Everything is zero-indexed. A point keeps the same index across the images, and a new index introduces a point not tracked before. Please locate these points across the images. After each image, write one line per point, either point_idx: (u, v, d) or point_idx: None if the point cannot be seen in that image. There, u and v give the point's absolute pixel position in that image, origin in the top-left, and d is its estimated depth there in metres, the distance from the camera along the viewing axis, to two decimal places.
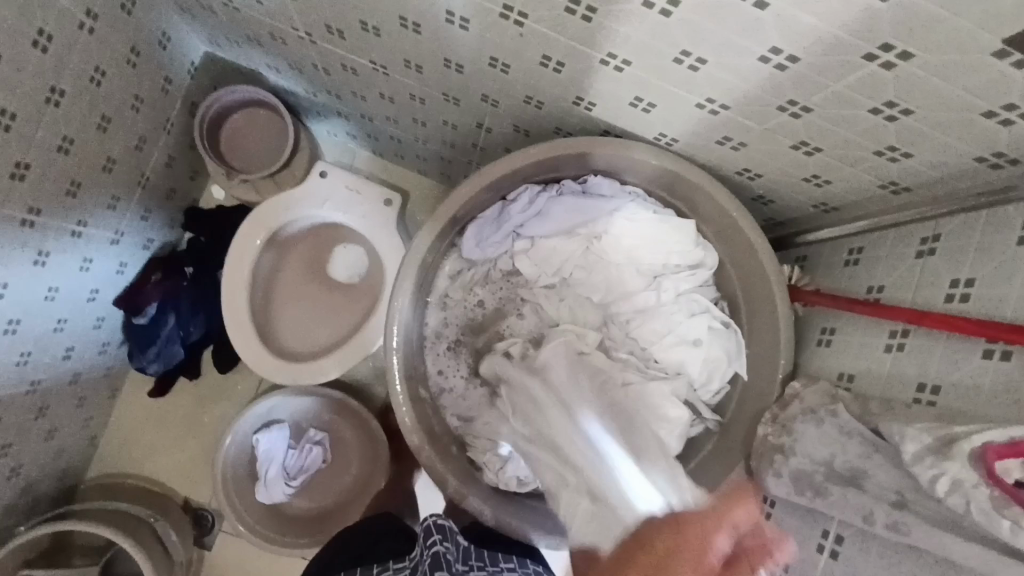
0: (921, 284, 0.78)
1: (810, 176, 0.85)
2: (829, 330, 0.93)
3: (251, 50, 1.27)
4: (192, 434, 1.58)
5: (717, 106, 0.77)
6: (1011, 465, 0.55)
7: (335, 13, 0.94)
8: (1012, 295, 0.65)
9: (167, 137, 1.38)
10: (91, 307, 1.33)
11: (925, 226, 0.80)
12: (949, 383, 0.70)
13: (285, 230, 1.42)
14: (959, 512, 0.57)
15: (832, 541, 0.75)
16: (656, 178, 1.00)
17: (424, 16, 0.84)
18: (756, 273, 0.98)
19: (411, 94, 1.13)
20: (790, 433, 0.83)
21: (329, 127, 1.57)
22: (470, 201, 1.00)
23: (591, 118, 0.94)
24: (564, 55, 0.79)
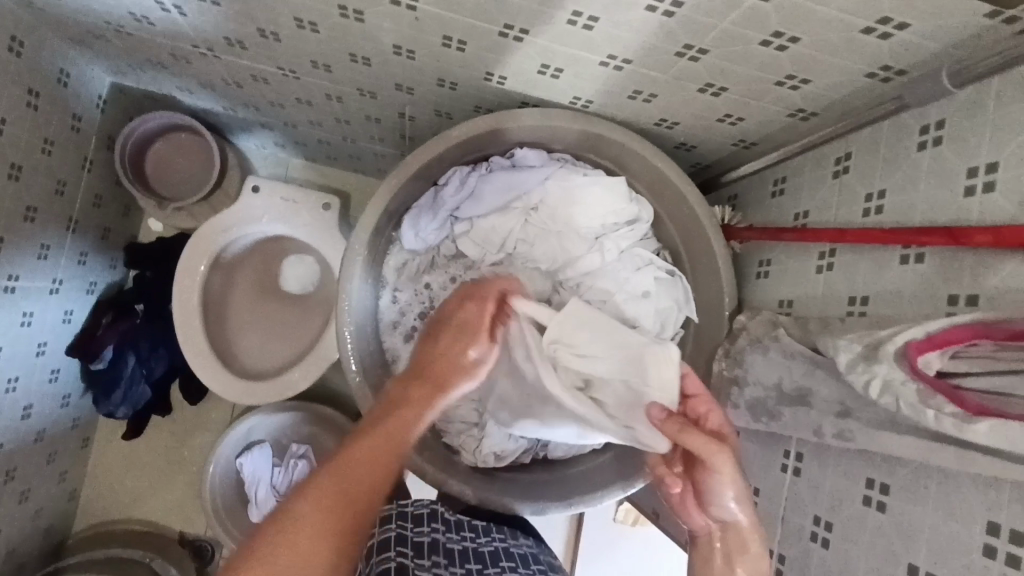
0: (840, 202, 0.81)
1: (724, 116, 0.88)
2: (766, 261, 0.96)
3: (159, 75, 1.24)
4: (174, 469, 1.57)
5: (620, 62, 0.79)
6: (931, 358, 0.56)
7: (230, 26, 0.92)
8: (919, 198, 0.69)
9: (90, 176, 1.35)
10: (42, 361, 1.30)
11: (835, 147, 0.83)
12: (875, 292, 0.73)
13: (227, 252, 1.39)
14: (893, 410, 0.58)
15: (793, 459, 0.79)
16: (581, 141, 1.01)
17: (319, 15, 0.82)
18: (690, 218, 1.03)
19: (328, 94, 1.12)
20: (742, 365, 0.86)
21: (256, 140, 1.54)
22: (402, 191, 1.00)
23: (506, 91, 0.95)
24: (464, 33, 0.79)
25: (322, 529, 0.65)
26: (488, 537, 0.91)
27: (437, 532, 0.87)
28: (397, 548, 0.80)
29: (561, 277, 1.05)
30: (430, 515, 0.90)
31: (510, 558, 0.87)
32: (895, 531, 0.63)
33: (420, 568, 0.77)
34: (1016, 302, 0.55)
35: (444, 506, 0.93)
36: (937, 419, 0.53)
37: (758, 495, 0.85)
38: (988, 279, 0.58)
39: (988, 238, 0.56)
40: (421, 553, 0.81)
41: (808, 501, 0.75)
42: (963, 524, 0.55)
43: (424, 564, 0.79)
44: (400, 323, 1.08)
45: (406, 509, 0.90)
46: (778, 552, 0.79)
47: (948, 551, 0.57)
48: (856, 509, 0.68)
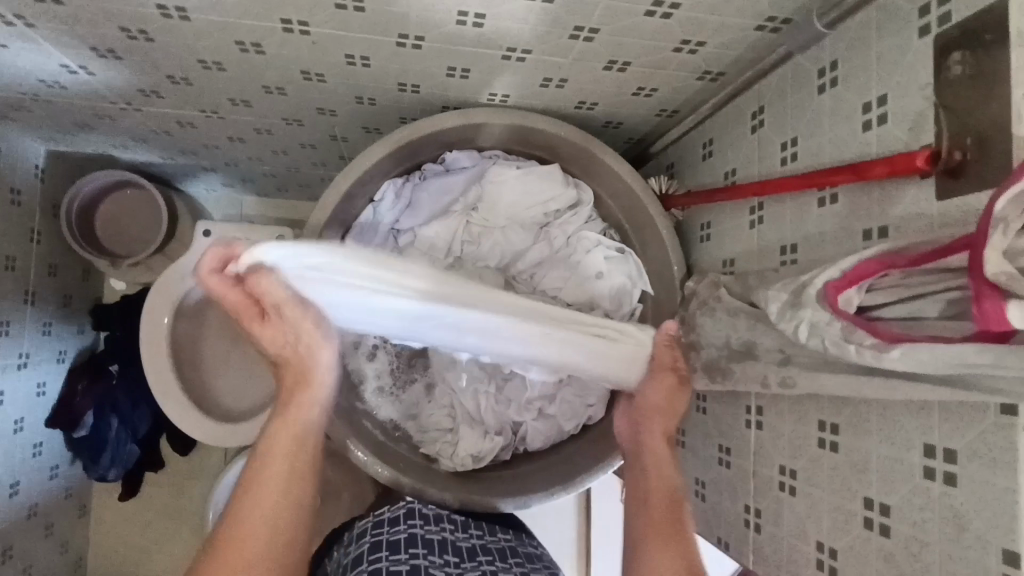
0: (761, 155, 0.82)
1: (638, 89, 0.89)
2: (707, 224, 0.97)
3: (89, 136, 1.24)
4: (177, 521, 1.57)
5: (521, 53, 0.79)
6: (850, 295, 0.56)
7: (140, 78, 0.91)
8: (825, 140, 0.70)
9: (40, 247, 1.35)
10: (22, 437, 1.30)
11: (751, 102, 0.83)
12: (802, 238, 0.74)
13: (189, 299, 1.39)
14: (822, 351, 0.59)
15: (754, 414, 0.80)
16: (508, 136, 1.02)
17: (220, 54, 0.82)
18: (628, 193, 1.04)
19: (257, 129, 1.13)
20: (694, 329, 0.87)
21: (204, 185, 1.55)
22: (340, 213, 1.00)
23: (424, 99, 0.96)
24: (363, 49, 0.79)
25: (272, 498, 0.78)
26: (467, 532, 0.92)
27: (415, 527, 0.89)
28: (371, 556, 0.81)
29: (512, 272, 1.08)
30: (406, 514, 0.92)
31: (488, 552, 0.88)
32: (849, 468, 0.63)
33: (395, 564, 0.79)
34: (919, 226, 0.56)
35: (421, 503, 0.95)
36: (858, 353, 0.53)
37: (729, 454, 0.86)
38: (893, 209, 0.59)
39: (885, 169, 0.57)
40: (396, 550, 0.82)
41: (772, 451, 0.76)
42: (904, 450, 0.56)
43: (399, 559, 0.81)
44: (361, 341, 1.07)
45: (382, 516, 0.92)
46: (753, 506, 0.79)
47: (896, 479, 0.57)
48: (813, 453, 0.69)
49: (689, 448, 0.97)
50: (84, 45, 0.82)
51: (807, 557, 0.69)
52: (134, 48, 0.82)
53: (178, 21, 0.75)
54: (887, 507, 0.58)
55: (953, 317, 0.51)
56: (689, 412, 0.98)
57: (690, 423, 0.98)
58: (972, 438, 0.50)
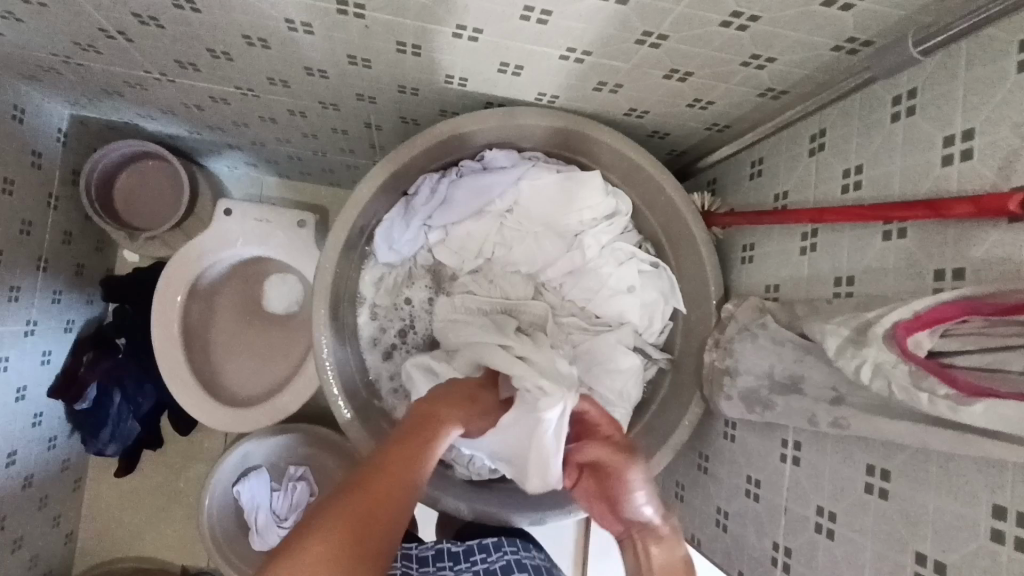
0: (818, 181, 0.79)
1: (694, 101, 0.86)
2: (749, 246, 0.94)
3: (117, 104, 1.20)
4: (171, 502, 1.54)
5: (580, 54, 0.76)
6: (921, 337, 0.54)
7: (179, 48, 0.88)
8: (896, 172, 0.66)
9: (56, 213, 1.31)
10: (22, 407, 1.27)
11: (811, 124, 0.81)
12: (860, 271, 0.70)
13: (203, 279, 1.36)
14: (885, 394, 0.56)
15: (791, 448, 0.77)
16: (551, 139, 0.99)
17: (265, 31, 0.79)
18: (669, 208, 1.01)
19: (291, 110, 1.10)
20: (733, 355, 0.84)
21: (227, 162, 1.52)
22: (371, 204, 0.97)
23: (469, 93, 0.92)
24: (416, 37, 0.76)
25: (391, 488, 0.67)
26: (499, 551, 0.90)
27: (444, 567, 0.85)
28: None
29: (542, 279, 1.06)
30: (435, 554, 0.88)
31: (523, 569, 0.86)
32: (899, 518, 0.60)
33: None
34: (1002, 271, 0.53)
35: (448, 541, 0.91)
36: (931, 402, 0.50)
37: (759, 487, 0.83)
38: (972, 251, 0.56)
39: (970, 208, 0.54)
40: None
41: (810, 490, 0.73)
42: (967, 507, 0.53)
43: None
44: (380, 338, 1.05)
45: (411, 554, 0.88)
46: (783, 545, 0.76)
47: (955, 536, 0.54)
48: (858, 497, 0.66)
49: (713, 476, 0.94)
50: (127, 10, 0.78)
51: None
52: (177, 18, 0.79)
53: None
54: (944, 565, 0.55)
55: None
56: (715, 438, 0.95)
57: (715, 449, 0.94)
58: None
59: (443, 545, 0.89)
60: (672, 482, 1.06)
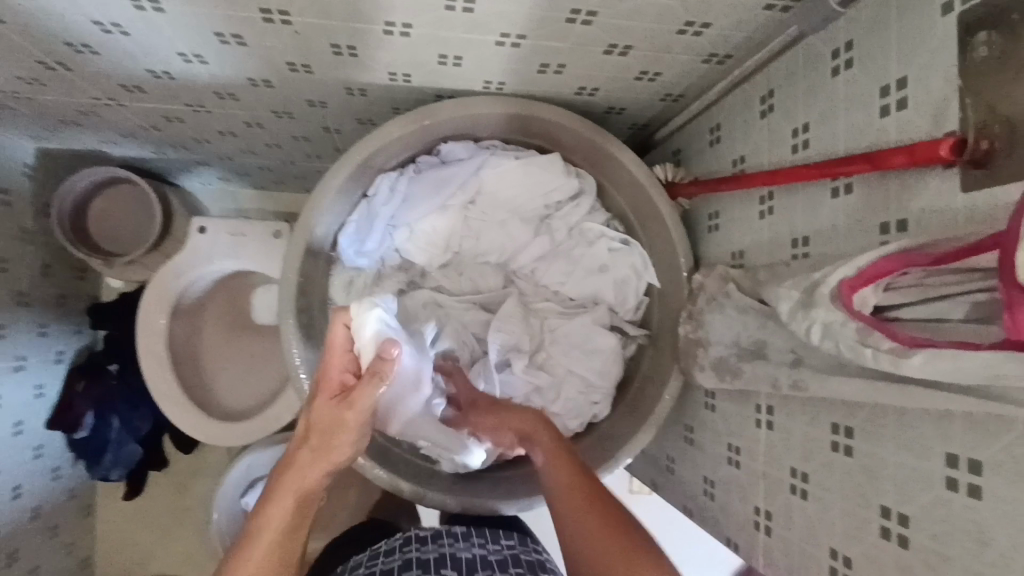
0: (770, 142, 0.78)
1: (641, 74, 0.85)
2: (714, 215, 0.93)
3: (76, 132, 1.20)
4: (181, 519, 1.57)
5: (515, 38, 0.75)
6: (866, 294, 0.53)
7: (121, 72, 0.88)
8: (840, 127, 0.65)
9: (32, 247, 1.32)
10: (21, 440, 1.29)
11: (760, 86, 0.79)
12: (814, 231, 0.70)
13: (185, 298, 1.36)
14: (837, 354, 0.56)
15: (764, 413, 0.77)
16: (506, 126, 0.99)
17: (201, 46, 0.79)
18: (632, 183, 1.00)
19: (246, 122, 1.09)
20: (703, 325, 0.83)
21: (199, 178, 1.52)
22: (332, 209, 0.97)
23: (416, 88, 0.92)
24: (349, 38, 0.75)
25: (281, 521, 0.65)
26: (468, 541, 0.87)
27: (411, 552, 0.82)
28: None
29: (513, 267, 1.05)
30: (403, 542, 0.85)
31: (488, 564, 0.82)
32: (864, 474, 0.60)
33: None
34: (942, 219, 0.52)
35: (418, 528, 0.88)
36: (875, 357, 0.50)
37: (739, 454, 0.83)
38: (913, 202, 0.55)
39: (906, 159, 0.53)
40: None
41: (783, 453, 0.73)
42: (925, 458, 0.53)
43: None
44: None
45: (379, 549, 0.86)
46: (763, 508, 0.76)
47: (915, 488, 0.54)
48: (826, 456, 0.66)
49: (697, 447, 0.94)
50: (60, 40, 0.78)
51: (820, 563, 0.66)
52: (110, 43, 0.78)
53: (153, 13, 0.71)
54: (906, 517, 0.55)
55: (980, 320, 0.47)
56: (697, 409, 0.95)
57: (699, 420, 0.94)
58: (1000, 449, 0.46)
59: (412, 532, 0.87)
60: (662, 455, 1.06)
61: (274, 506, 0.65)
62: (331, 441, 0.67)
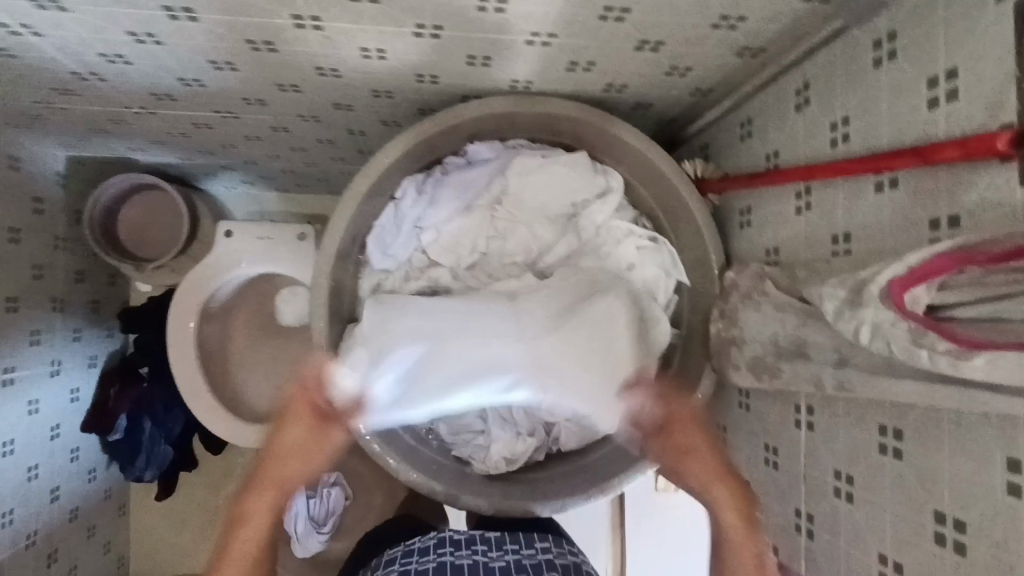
0: (807, 137, 0.76)
1: (671, 69, 0.84)
2: (746, 210, 0.91)
3: (106, 140, 1.22)
4: (212, 519, 1.59)
5: (546, 37, 0.74)
6: (918, 293, 0.52)
7: (152, 80, 0.88)
8: (883, 121, 0.64)
9: (65, 254, 1.34)
10: (59, 444, 1.31)
11: (795, 79, 0.78)
12: (856, 226, 0.68)
13: (213, 304, 1.37)
14: (887, 354, 0.54)
15: (805, 413, 0.75)
16: (533, 125, 0.98)
17: (231, 54, 0.79)
18: (661, 181, 0.99)
19: (273, 127, 1.10)
20: (738, 324, 0.82)
21: (225, 183, 1.53)
22: (361, 212, 0.97)
23: (443, 89, 0.91)
24: (379, 42, 0.75)
25: (253, 541, 0.83)
26: (501, 549, 0.86)
27: (446, 556, 0.83)
28: None
29: (541, 266, 1.03)
30: (437, 544, 0.86)
31: (523, 569, 0.82)
32: (916, 476, 0.58)
33: None
34: (999, 214, 0.51)
35: (452, 529, 0.88)
36: (931, 359, 0.48)
37: (777, 454, 0.81)
38: (965, 197, 0.54)
39: (958, 153, 0.52)
40: None
41: (826, 455, 0.71)
42: (982, 461, 0.51)
43: None
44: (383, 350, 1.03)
45: (413, 547, 0.86)
46: (804, 511, 0.75)
47: (972, 493, 0.53)
48: (873, 457, 0.64)
49: (732, 447, 0.93)
50: (93, 51, 0.78)
51: (868, 569, 0.65)
52: (143, 52, 0.79)
53: (184, 22, 0.71)
54: (962, 523, 0.53)
55: None
56: (731, 408, 0.93)
57: (733, 419, 0.93)
58: None
59: (446, 534, 0.87)
60: None
61: (250, 524, 0.83)
62: (299, 458, 0.86)
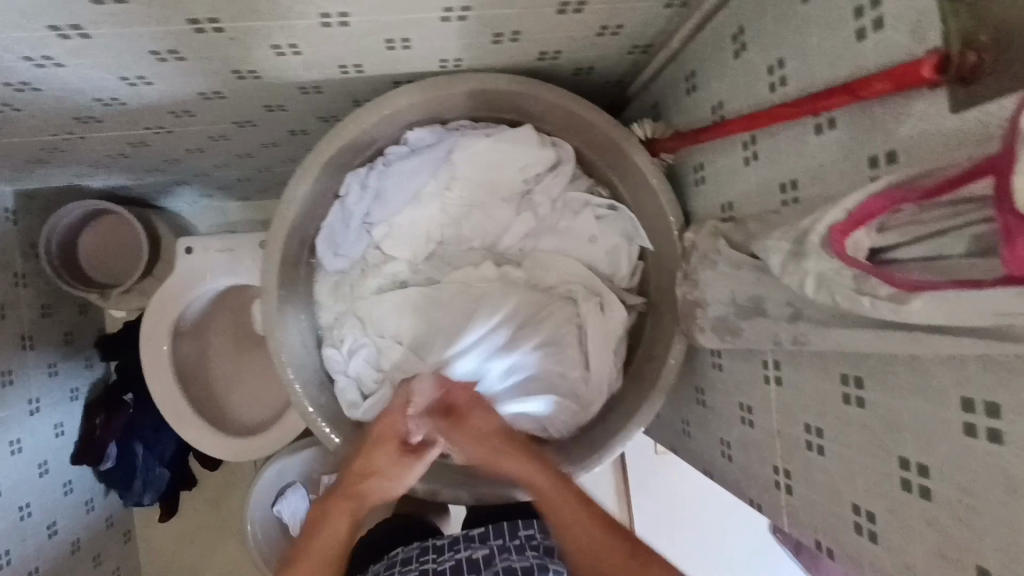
0: (748, 83, 0.73)
1: (602, 29, 0.80)
2: (700, 166, 0.88)
3: (49, 170, 1.19)
4: (218, 533, 1.60)
5: (460, 11, 0.71)
6: (859, 238, 0.50)
7: (69, 105, 0.85)
8: (817, 58, 0.60)
9: (28, 290, 1.32)
10: (50, 479, 1.31)
11: (730, 23, 0.74)
12: (802, 172, 0.65)
13: (185, 321, 1.35)
14: (834, 304, 0.52)
15: (772, 369, 0.73)
16: (473, 104, 0.94)
17: (140, 67, 0.75)
18: (611, 145, 0.96)
19: (211, 137, 1.06)
20: (699, 285, 0.80)
21: (184, 198, 1.51)
22: (307, 214, 0.94)
23: (371, 77, 0.88)
24: (288, 37, 0.71)
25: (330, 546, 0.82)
26: (484, 542, 0.86)
27: (427, 562, 0.83)
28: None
29: (501, 249, 1.01)
30: (420, 553, 0.87)
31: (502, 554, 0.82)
32: (880, 424, 0.57)
33: None
34: (934, 145, 0.48)
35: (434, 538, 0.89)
36: (874, 306, 0.46)
37: (752, 413, 0.80)
38: (901, 130, 0.51)
39: (886, 84, 0.49)
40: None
41: (797, 409, 0.70)
42: (939, 404, 0.50)
43: None
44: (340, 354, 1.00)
45: (396, 558, 0.88)
46: (782, 467, 0.74)
47: (933, 437, 0.51)
48: (839, 408, 0.62)
49: (710, 407, 0.91)
50: None
51: (844, 520, 0.63)
52: (48, 77, 0.75)
53: (79, 41, 0.67)
54: (926, 467, 0.52)
55: (982, 254, 0.42)
56: (706, 370, 0.91)
57: (708, 381, 0.91)
58: (1018, 390, 0.42)
59: (429, 542, 0.89)
60: (677, 419, 1.03)
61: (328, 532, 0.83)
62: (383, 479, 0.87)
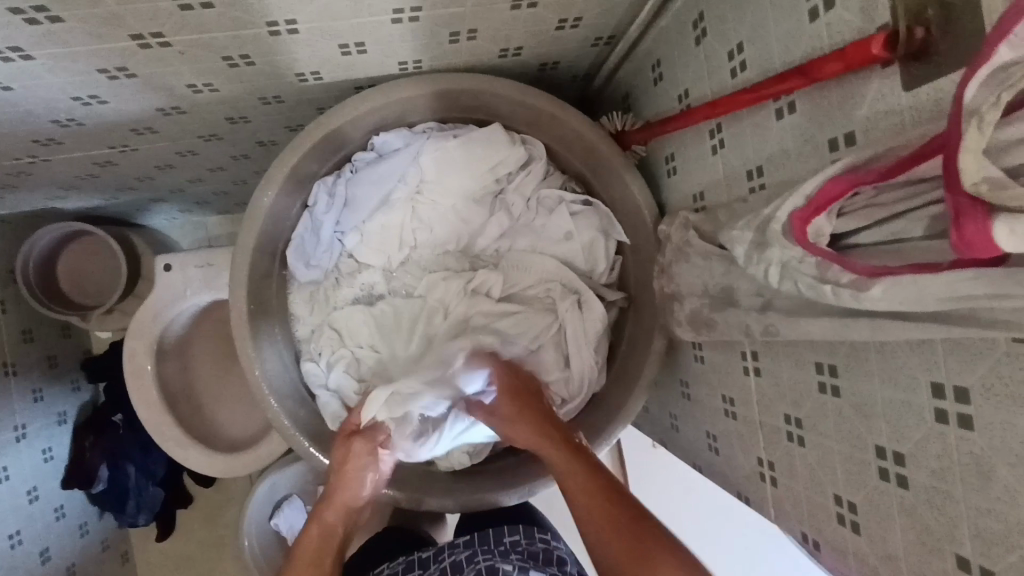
0: (710, 70, 0.71)
1: (561, 22, 0.79)
2: (670, 157, 0.87)
3: (19, 195, 1.17)
4: (216, 550, 1.59)
5: (412, 12, 0.69)
6: (820, 223, 0.48)
7: (25, 128, 0.84)
8: (774, 40, 0.59)
9: (7, 316, 1.31)
10: (40, 505, 1.30)
11: (689, 11, 0.72)
12: (766, 158, 0.63)
13: (167, 339, 1.34)
14: (798, 293, 0.51)
15: (750, 359, 0.72)
16: (438, 105, 0.93)
17: (91, 86, 0.74)
18: (581, 140, 0.94)
19: (178, 153, 1.05)
20: (674, 277, 0.79)
21: (162, 215, 1.49)
22: (276, 226, 0.93)
23: (331, 84, 0.86)
24: (239, 47, 0.70)
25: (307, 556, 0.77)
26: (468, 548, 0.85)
27: None
28: None
29: (476, 251, 1.00)
30: (406, 567, 0.85)
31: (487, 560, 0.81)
32: (855, 413, 0.55)
33: None
34: (890, 125, 0.46)
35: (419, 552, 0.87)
36: (836, 294, 0.45)
37: (734, 405, 0.78)
38: (857, 111, 0.49)
39: (838, 65, 0.47)
40: None
41: (776, 400, 0.68)
42: (909, 390, 0.48)
43: None
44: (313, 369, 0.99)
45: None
46: (765, 459, 0.72)
47: (906, 424, 0.49)
48: (816, 398, 0.61)
49: (695, 401, 0.90)
50: None
51: (827, 511, 0.62)
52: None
53: (22, 62, 0.66)
54: (902, 455, 0.50)
55: (938, 236, 0.41)
56: (689, 363, 0.90)
57: (692, 375, 0.90)
58: (985, 373, 0.41)
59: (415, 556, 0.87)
60: (665, 414, 1.02)
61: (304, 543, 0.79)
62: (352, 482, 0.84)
